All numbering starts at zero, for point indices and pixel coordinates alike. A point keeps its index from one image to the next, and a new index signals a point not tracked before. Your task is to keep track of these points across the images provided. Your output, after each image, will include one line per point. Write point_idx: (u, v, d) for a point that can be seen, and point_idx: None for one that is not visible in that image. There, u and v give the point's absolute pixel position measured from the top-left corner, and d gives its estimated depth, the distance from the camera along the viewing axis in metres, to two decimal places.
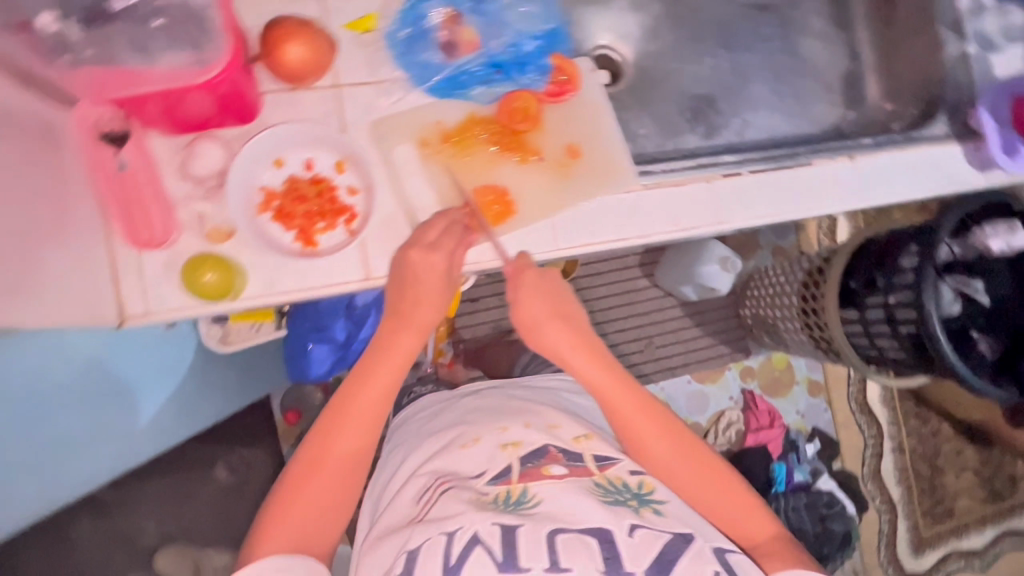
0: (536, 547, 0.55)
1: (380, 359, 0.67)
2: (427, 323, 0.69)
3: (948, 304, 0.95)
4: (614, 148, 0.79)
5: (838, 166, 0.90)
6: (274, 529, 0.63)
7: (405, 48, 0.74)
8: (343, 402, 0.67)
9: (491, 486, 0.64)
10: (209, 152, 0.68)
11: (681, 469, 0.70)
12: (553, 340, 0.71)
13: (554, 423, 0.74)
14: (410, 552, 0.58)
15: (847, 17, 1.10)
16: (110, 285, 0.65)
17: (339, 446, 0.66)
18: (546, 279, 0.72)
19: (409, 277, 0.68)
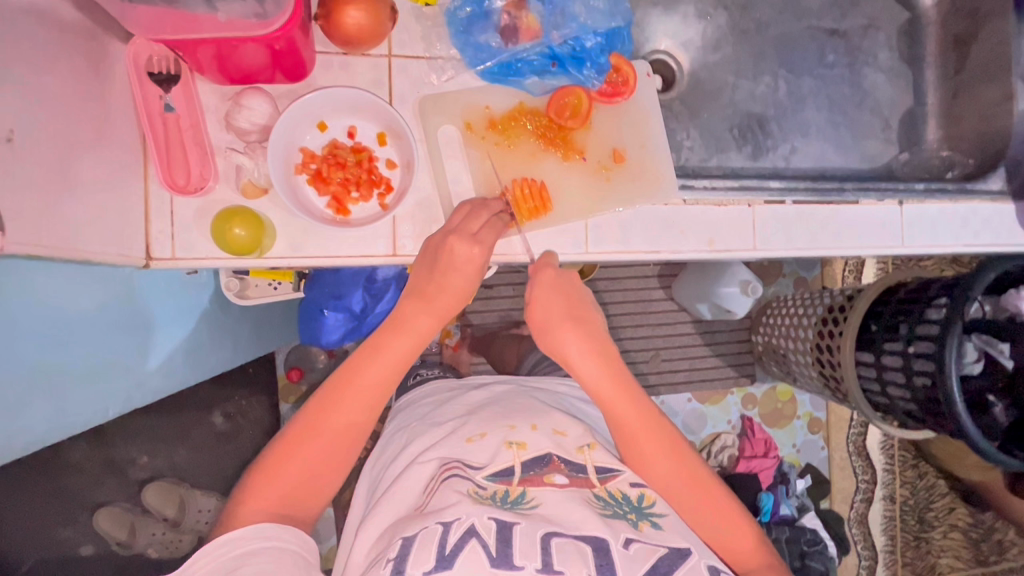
0: (531, 546, 0.55)
1: (394, 336, 0.65)
2: (447, 311, 0.68)
3: (970, 364, 0.92)
4: (658, 159, 0.77)
5: (884, 210, 0.87)
6: (263, 490, 0.60)
7: (464, 27, 0.72)
8: (351, 370, 0.64)
9: (491, 481, 0.65)
10: (256, 105, 0.67)
11: (679, 486, 0.68)
12: (563, 340, 0.70)
13: (563, 429, 0.73)
14: (404, 540, 0.57)
15: (917, 54, 1.06)
16: (140, 224, 0.65)
17: (343, 414, 0.63)
18: (562, 279, 0.72)
19: (442, 263, 0.66)
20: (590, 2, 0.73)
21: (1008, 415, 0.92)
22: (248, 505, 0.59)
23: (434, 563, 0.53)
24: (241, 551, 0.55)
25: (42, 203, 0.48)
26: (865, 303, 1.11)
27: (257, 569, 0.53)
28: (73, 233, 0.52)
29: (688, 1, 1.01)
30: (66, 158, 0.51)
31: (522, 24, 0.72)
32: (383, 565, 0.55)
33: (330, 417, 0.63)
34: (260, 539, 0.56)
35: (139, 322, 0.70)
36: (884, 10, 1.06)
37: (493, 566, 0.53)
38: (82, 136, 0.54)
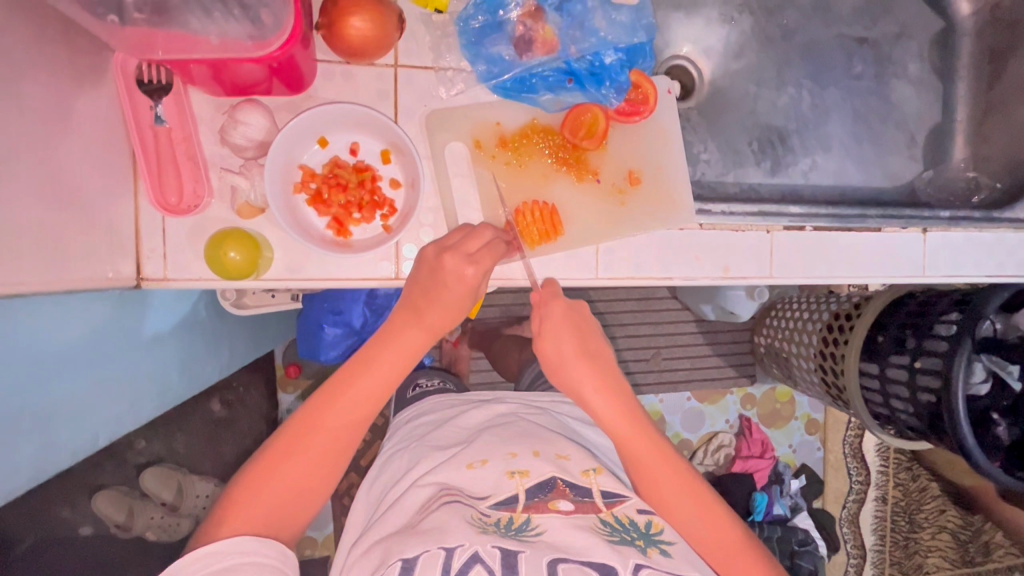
0: (537, 572, 0.54)
1: (384, 350, 0.62)
2: (440, 325, 0.64)
3: (976, 384, 0.89)
4: (675, 180, 0.73)
5: (907, 237, 0.84)
6: (249, 498, 0.57)
7: (476, 38, 0.67)
8: (340, 383, 0.62)
9: (496, 510, 0.63)
10: (253, 120, 0.62)
11: (700, 518, 0.66)
12: (577, 378, 0.68)
13: (563, 453, 0.71)
14: (405, 562, 0.55)
15: (948, 66, 1.01)
16: (129, 242, 0.62)
17: (330, 425, 0.60)
18: (573, 312, 0.70)
19: (437, 278, 0.62)
20: (611, 15, 0.67)
21: (1010, 433, 0.90)
22: (231, 515, 0.56)
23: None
24: (219, 567, 0.53)
25: (28, 236, 0.45)
26: (873, 318, 1.09)
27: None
28: (61, 263, 0.49)
29: (712, 4, 0.95)
30: (51, 185, 0.48)
31: (538, 36, 0.67)
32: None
33: (317, 428, 0.60)
34: (238, 554, 0.54)
35: (133, 341, 0.68)
36: (916, 18, 1.00)
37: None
38: (69, 158, 0.51)
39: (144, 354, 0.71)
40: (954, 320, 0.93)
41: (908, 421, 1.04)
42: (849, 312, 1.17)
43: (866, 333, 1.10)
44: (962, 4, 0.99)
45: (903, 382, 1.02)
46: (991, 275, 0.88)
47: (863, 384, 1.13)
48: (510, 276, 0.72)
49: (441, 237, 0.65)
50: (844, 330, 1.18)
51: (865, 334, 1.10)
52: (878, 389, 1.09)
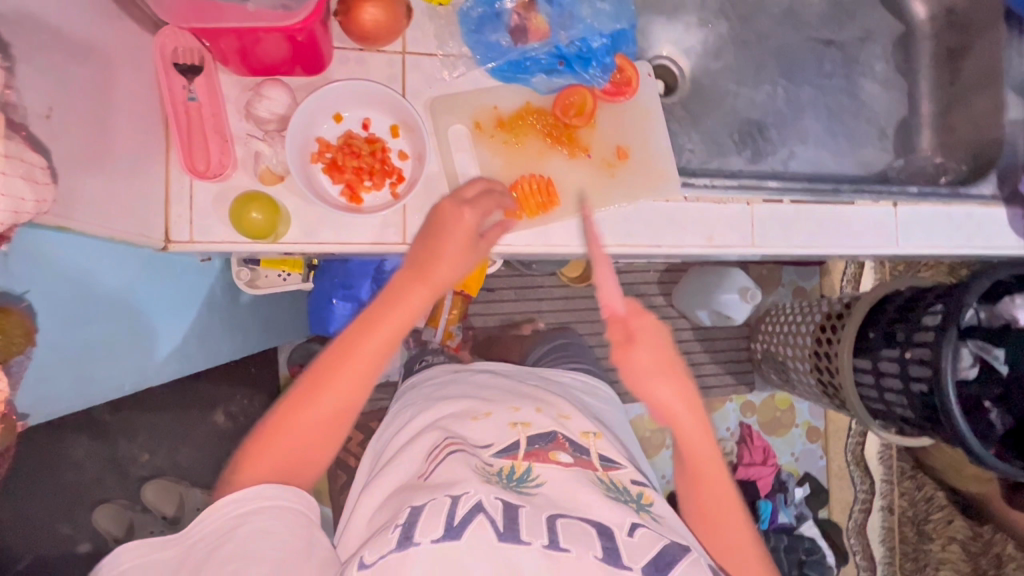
0: (537, 525, 0.56)
1: (388, 312, 0.65)
2: (443, 281, 0.68)
3: (964, 368, 0.94)
4: (660, 157, 0.80)
5: (879, 211, 0.90)
6: (261, 448, 0.61)
7: (475, 27, 0.75)
8: (344, 345, 0.63)
9: (498, 458, 0.66)
10: (276, 96, 0.69)
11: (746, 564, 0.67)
12: (656, 390, 0.69)
13: (566, 414, 0.75)
14: (414, 508, 0.58)
15: (911, 65, 1.09)
16: (160, 209, 0.68)
17: (338, 386, 0.62)
18: (658, 331, 0.71)
19: (441, 231, 0.69)
20: (596, 5, 0.76)
21: (1002, 421, 0.94)
22: (255, 465, 0.60)
23: (442, 532, 0.54)
24: (236, 513, 0.56)
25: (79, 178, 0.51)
26: (864, 309, 1.13)
27: (253, 529, 0.55)
28: (101, 211, 0.55)
29: (690, 11, 1.05)
30: (99, 138, 0.55)
31: (531, 25, 0.76)
32: (392, 530, 0.56)
33: (326, 386, 0.62)
34: (250, 501, 0.57)
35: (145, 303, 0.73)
36: (879, 23, 1.10)
37: (501, 540, 0.54)
38: (115, 119, 0.58)
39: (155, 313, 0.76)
40: (939, 310, 0.99)
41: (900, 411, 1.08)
42: (842, 309, 1.21)
43: (857, 329, 1.14)
44: (919, 9, 1.08)
45: (895, 372, 1.05)
46: (963, 251, 0.93)
47: (857, 379, 1.16)
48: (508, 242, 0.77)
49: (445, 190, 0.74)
50: (835, 327, 1.22)
51: (856, 325, 1.14)
52: (873, 382, 1.13)
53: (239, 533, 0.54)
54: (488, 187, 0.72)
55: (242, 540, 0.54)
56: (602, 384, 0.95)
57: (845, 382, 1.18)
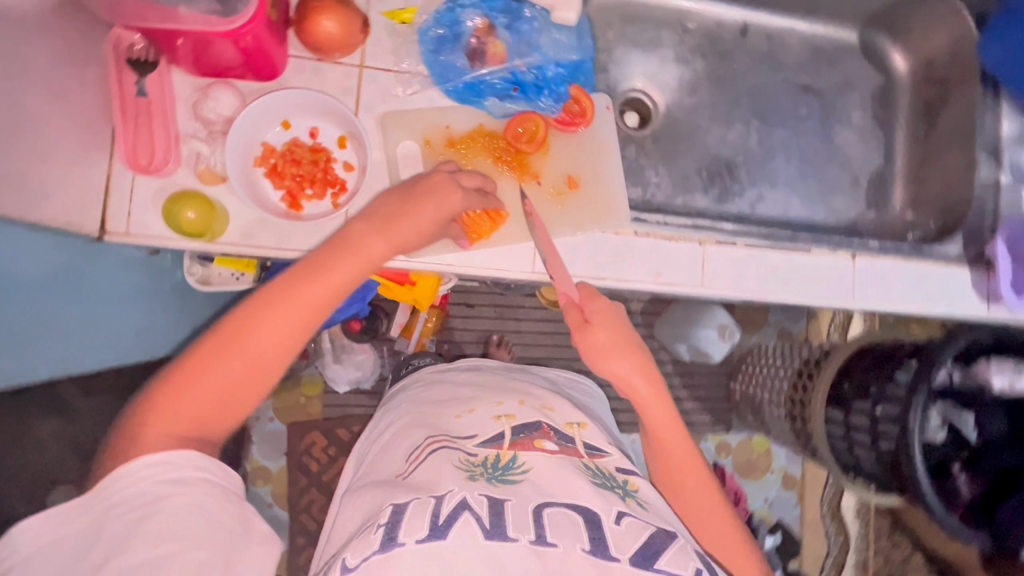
0: (523, 519, 0.53)
1: (339, 261, 0.60)
2: (403, 239, 0.65)
3: (933, 431, 0.92)
4: (611, 190, 0.80)
5: (838, 262, 0.89)
6: (184, 388, 0.55)
7: (434, 46, 0.76)
8: (285, 289, 0.58)
9: (482, 449, 0.62)
10: (222, 97, 0.71)
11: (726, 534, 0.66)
12: (618, 372, 0.67)
13: (549, 405, 0.72)
14: (397, 506, 0.54)
15: (888, 117, 1.09)
16: (98, 198, 0.68)
17: (273, 327, 0.57)
18: (614, 312, 0.69)
19: (419, 197, 0.67)
20: (554, 36, 0.80)
21: (971, 488, 0.90)
22: (162, 412, 0.54)
23: (427, 531, 0.50)
24: (159, 481, 0.51)
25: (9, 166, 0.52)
26: (839, 359, 1.11)
27: (181, 502, 0.51)
28: (34, 198, 0.56)
29: (667, 47, 1.05)
30: (37, 133, 0.57)
31: (489, 50, 0.79)
32: (374, 529, 0.52)
33: (256, 328, 0.57)
34: (180, 468, 0.53)
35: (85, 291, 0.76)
36: (859, 73, 1.09)
37: (486, 538, 0.51)
38: (59, 112, 0.59)
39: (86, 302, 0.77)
40: (912, 366, 0.96)
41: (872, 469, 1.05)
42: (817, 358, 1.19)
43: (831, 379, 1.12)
44: (899, 62, 1.08)
45: (865, 426, 1.03)
46: (921, 308, 0.91)
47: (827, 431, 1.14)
48: (446, 262, 0.76)
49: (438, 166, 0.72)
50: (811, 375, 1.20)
51: (831, 376, 1.12)
52: (842, 435, 1.10)
53: (165, 507, 0.50)
54: (451, 173, 0.71)
55: (172, 514, 0.50)
56: (587, 380, 0.94)
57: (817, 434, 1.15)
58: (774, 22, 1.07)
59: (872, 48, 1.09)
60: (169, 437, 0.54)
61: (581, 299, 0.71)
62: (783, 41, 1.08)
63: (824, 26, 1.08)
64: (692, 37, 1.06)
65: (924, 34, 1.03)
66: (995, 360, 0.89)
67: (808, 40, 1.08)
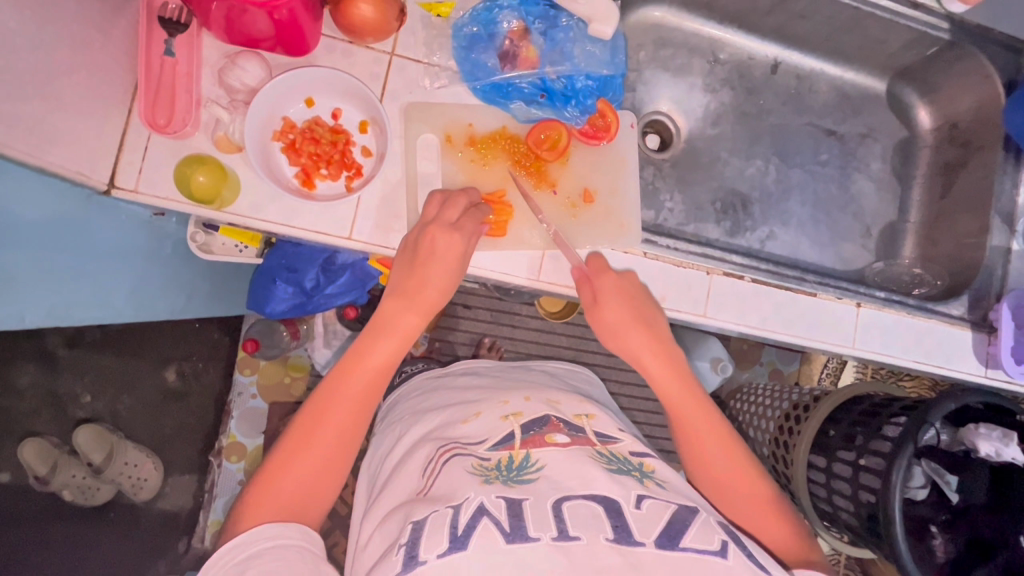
0: (543, 517, 0.51)
1: (377, 341, 0.68)
2: (433, 305, 0.70)
3: (914, 488, 0.91)
4: (626, 208, 0.80)
5: (840, 308, 0.88)
6: (266, 493, 0.61)
7: (466, 44, 0.76)
8: (335, 381, 0.66)
9: (493, 452, 0.60)
10: (250, 68, 0.70)
11: (756, 501, 0.66)
12: (631, 345, 0.73)
13: (555, 399, 0.71)
14: (415, 523, 0.53)
15: (907, 172, 1.09)
16: (111, 153, 0.66)
17: (332, 415, 0.64)
18: (624, 283, 0.74)
19: (427, 245, 0.68)
20: (588, 48, 0.79)
21: (945, 548, 0.89)
22: (253, 512, 0.60)
23: (447, 544, 0.49)
24: (246, 556, 0.55)
25: (19, 104, 0.52)
26: (828, 407, 1.10)
27: (264, 570, 0.53)
28: (49, 145, 0.56)
29: (696, 74, 1.06)
30: (59, 77, 0.56)
31: (522, 54, 0.78)
32: (395, 551, 0.51)
33: (317, 422, 0.64)
34: (262, 540, 0.56)
35: (80, 240, 0.76)
36: (882, 124, 1.10)
37: (508, 542, 0.49)
38: (81, 59, 0.59)
39: (85, 251, 0.78)
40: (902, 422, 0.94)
41: (850, 521, 1.03)
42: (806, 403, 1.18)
43: (818, 425, 1.11)
44: (924, 118, 1.08)
45: (846, 477, 1.02)
46: (918, 365, 0.91)
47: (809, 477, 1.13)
48: None
49: (420, 216, 0.71)
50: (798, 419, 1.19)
51: (817, 422, 1.11)
52: (823, 483, 1.09)
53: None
54: (436, 217, 0.70)
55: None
56: (586, 369, 0.94)
57: (798, 480, 1.14)
58: (806, 62, 1.07)
59: (898, 101, 1.09)
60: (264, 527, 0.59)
61: (592, 272, 0.75)
62: (812, 83, 1.08)
63: (854, 73, 1.08)
64: (723, 67, 1.06)
65: (951, 93, 1.03)
66: (983, 428, 0.88)
67: (836, 85, 1.09)
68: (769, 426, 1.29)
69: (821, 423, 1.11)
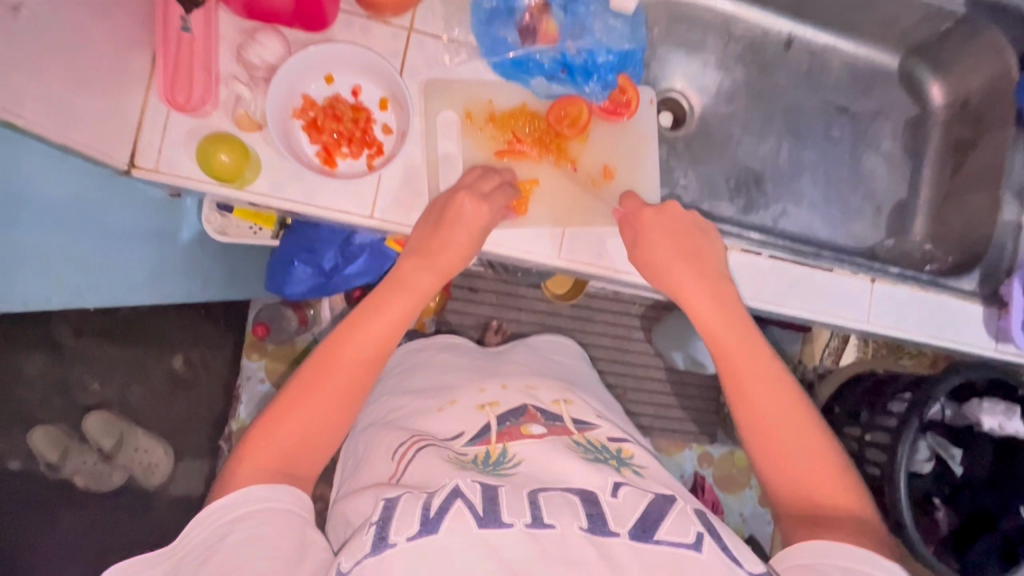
0: (519, 503, 0.48)
1: (400, 294, 0.65)
2: (450, 269, 0.69)
3: (920, 462, 0.95)
4: (646, 186, 0.80)
5: (856, 284, 0.89)
6: (266, 438, 0.57)
7: (486, 19, 0.75)
8: (352, 325, 0.63)
9: (469, 447, 0.59)
10: (269, 44, 0.69)
11: (807, 455, 0.60)
12: (679, 280, 0.72)
13: (532, 385, 0.70)
14: (387, 502, 0.49)
15: (918, 150, 1.09)
16: (130, 131, 0.66)
17: (346, 361, 0.61)
18: (672, 222, 0.74)
19: (451, 214, 0.68)
20: (608, 22, 0.79)
21: (949, 520, 0.96)
22: (248, 459, 0.56)
23: (418, 527, 0.45)
24: (229, 518, 0.52)
25: (41, 79, 0.51)
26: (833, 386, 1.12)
27: (249, 535, 0.50)
28: (69, 121, 0.55)
29: (710, 51, 1.05)
30: (79, 51, 0.55)
31: (541, 29, 0.77)
32: (364, 531, 0.47)
33: (337, 363, 0.61)
34: (249, 502, 0.52)
35: (100, 223, 0.76)
36: (893, 101, 1.10)
37: (480, 527, 0.45)
38: (103, 35, 0.58)
39: (102, 234, 0.77)
40: (907, 398, 0.97)
41: None
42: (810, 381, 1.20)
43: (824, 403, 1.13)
44: (937, 96, 1.08)
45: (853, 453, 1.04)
46: (931, 340, 0.92)
47: None
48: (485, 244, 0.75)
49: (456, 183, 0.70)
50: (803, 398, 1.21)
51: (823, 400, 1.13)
52: None
53: (231, 540, 0.50)
54: (470, 186, 0.70)
55: (235, 545, 0.49)
56: (571, 340, 0.93)
57: None
58: (821, 39, 1.07)
59: (911, 77, 1.09)
60: (256, 479, 0.55)
61: (628, 213, 0.76)
62: (825, 59, 1.08)
63: (867, 49, 1.08)
64: (737, 43, 1.05)
65: (965, 69, 1.03)
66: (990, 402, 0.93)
67: (849, 61, 1.08)
68: None
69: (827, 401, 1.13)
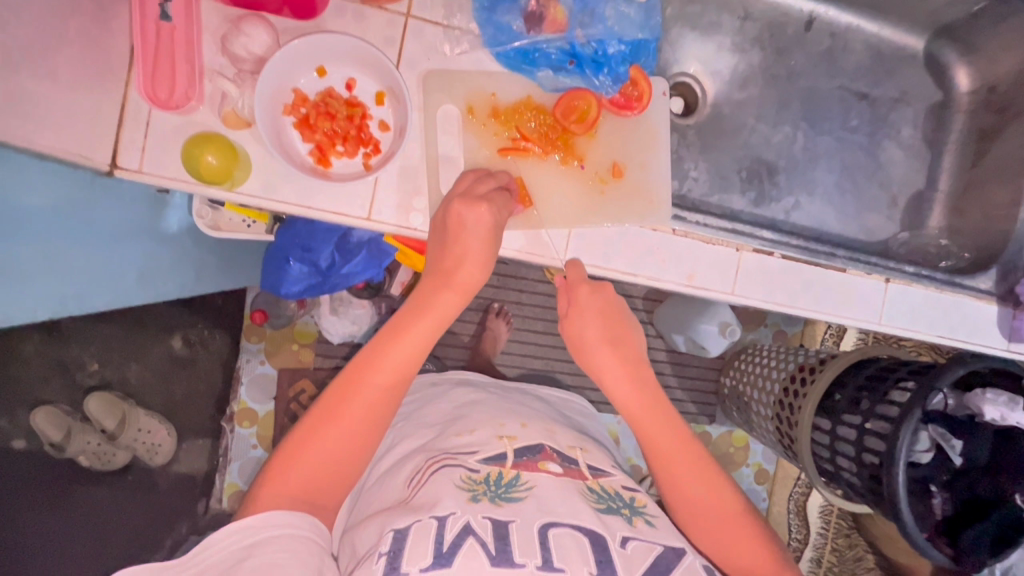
0: (529, 542, 0.49)
1: (416, 319, 0.62)
2: (470, 285, 0.66)
3: (918, 452, 0.85)
4: (656, 185, 0.76)
5: (869, 284, 0.86)
6: (288, 471, 0.56)
7: (489, 4, 0.70)
8: (371, 353, 0.60)
9: (484, 465, 0.58)
10: (256, 35, 0.64)
11: (729, 528, 0.62)
12: (601, 361, 0.70)
13: (551, 427, 0.69)
14: (398, 532, 0.50)
15: (939, 138, 1.05)
16: (110, 132, 0.61)
17: (367, 391, 0.59)
18: (601, 299, 0.72)
19: (457, 229, 0.65)
20: (620, 8, 0.73)
21: (943, 508, 0.85)
22: (271, 487, 0.55)
23: (431, 559, 0.47)
24: (251, 541, 0.50)
25: (15, 89, 0.47)
26: (835, 368, 1.03)
27: (265, 561, 0.48)
28: (48, 132, 0.51)
29: (726, 32, 0.99)
30: (53, 54, 0.51)
31: (549, 15, 0.71)
32: (375, 559, 0.48)
33: (360, 392, 0.59)
34: (268, 528, 0.51)
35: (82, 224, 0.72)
36: (916, 86, 1.04)
37: (493, 565, 0.47)
38: (79, 30, 0.53)
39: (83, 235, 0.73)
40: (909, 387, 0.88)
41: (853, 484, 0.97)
42: (810, 364, 1.11)
43: (824, 388, 1.04)
44: (962, 81, 1.03)
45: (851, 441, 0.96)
46: (944, 339, 0.90)
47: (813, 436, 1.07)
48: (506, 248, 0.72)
49: (457, 186, 0.67)
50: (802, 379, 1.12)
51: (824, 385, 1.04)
52: (826, 445, 1.03)
53: (248, 564, 0.48)
54: (465, 192, 0.67)
55: (255, 570, 0.47)
56: (579, 397, 0.91)
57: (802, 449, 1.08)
58: (842, 19, 1.01)
59: (936, 60, 1.03)
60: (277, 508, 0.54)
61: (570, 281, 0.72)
62: (847, 40, 1.02)
63: (891, 30, 1.02)
64: (754, 24, 1.00)
65: (992, 53, 0.98)
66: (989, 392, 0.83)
67: (872, 43, 1.03)
68: (773, 387, 1.22)
69: (827, 388, 1.04)
